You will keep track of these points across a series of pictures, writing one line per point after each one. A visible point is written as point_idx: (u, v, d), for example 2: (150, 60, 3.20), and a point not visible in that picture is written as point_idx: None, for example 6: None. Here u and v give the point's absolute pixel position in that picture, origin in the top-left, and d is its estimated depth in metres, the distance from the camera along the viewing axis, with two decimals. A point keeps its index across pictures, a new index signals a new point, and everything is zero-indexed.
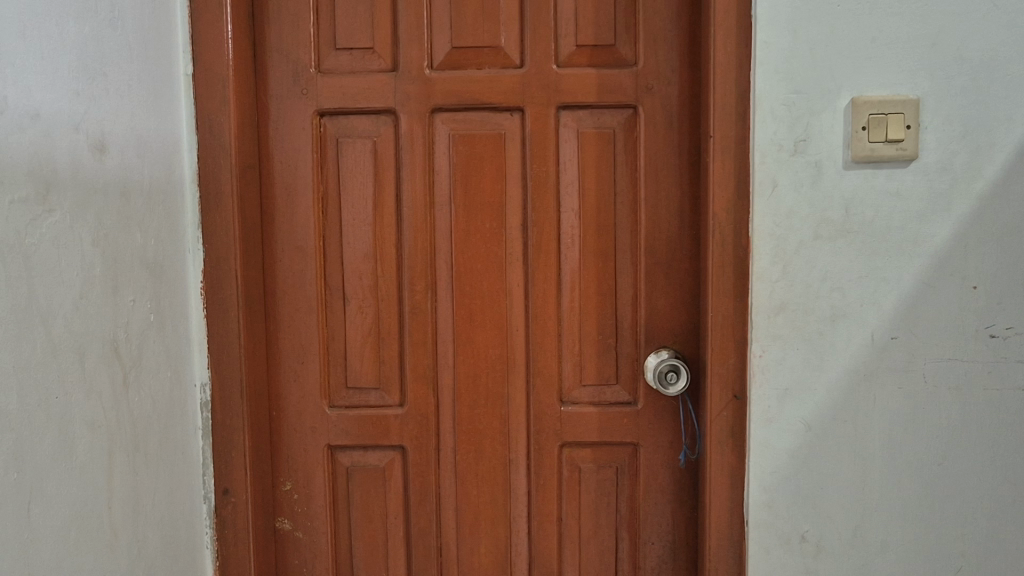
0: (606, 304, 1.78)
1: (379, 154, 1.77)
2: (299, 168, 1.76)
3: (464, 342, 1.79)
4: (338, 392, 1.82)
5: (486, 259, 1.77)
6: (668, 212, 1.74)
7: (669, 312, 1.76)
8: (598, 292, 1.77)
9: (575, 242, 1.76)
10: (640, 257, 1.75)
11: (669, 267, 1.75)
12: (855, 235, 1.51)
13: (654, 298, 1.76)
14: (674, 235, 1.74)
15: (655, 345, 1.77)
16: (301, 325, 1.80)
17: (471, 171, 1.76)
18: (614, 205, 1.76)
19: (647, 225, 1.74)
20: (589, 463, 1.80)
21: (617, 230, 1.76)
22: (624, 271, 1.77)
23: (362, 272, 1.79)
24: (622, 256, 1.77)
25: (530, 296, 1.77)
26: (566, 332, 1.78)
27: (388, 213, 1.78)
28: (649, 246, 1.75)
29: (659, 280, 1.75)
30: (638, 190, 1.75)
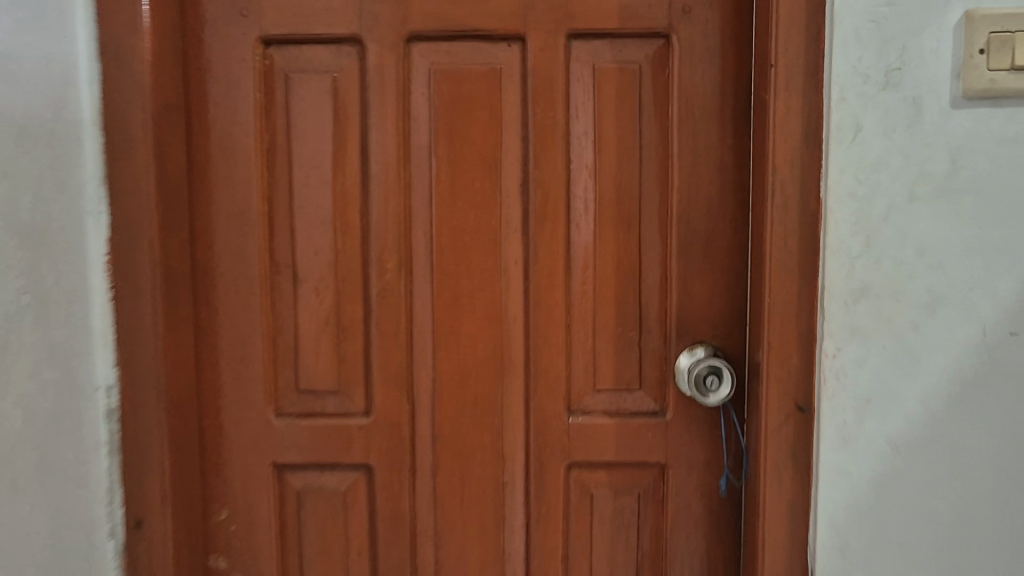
0: (627, 288, 1.40)
1: (340, 95, 1.39)
2: (238, 111, 1.39)
3: (447, 334, 1.41)
4: (288, 396, 1.44)
5: (475, 230, 1.40)
6: (707, 171, 1.36)
7: (707, 298, 1.39)
8: (617, 273, 1.40)
9: (589, 210, 1.39)
10: (671, 228, 1.38)
11: (707, 242, 1.38)
12: (964, 195, 1.13)
13: (687, 281, 1.39)
14: (715, 200, 1.37)
15: (688, 340, 1.40)
16: (241, 311, 1.42)
17: (457, 117, 1.38)
18: (639, 162, 1.38)
19: (680, 188, 1.37)
20: (606, 488, 1.43)
21: (642, 194, 1.39)
22: (651, 246, 1.39)
23: (319, 244, 1.41)
24: (648, 228, 1.39)
25: (530, 277, 1.40)
26: (576, 324, 1.41)
27: (352, 170, 1.40)
28: (681, 214, 1.37)
29: (693, 258, 1.38)
30: (668, 144, 1.37)
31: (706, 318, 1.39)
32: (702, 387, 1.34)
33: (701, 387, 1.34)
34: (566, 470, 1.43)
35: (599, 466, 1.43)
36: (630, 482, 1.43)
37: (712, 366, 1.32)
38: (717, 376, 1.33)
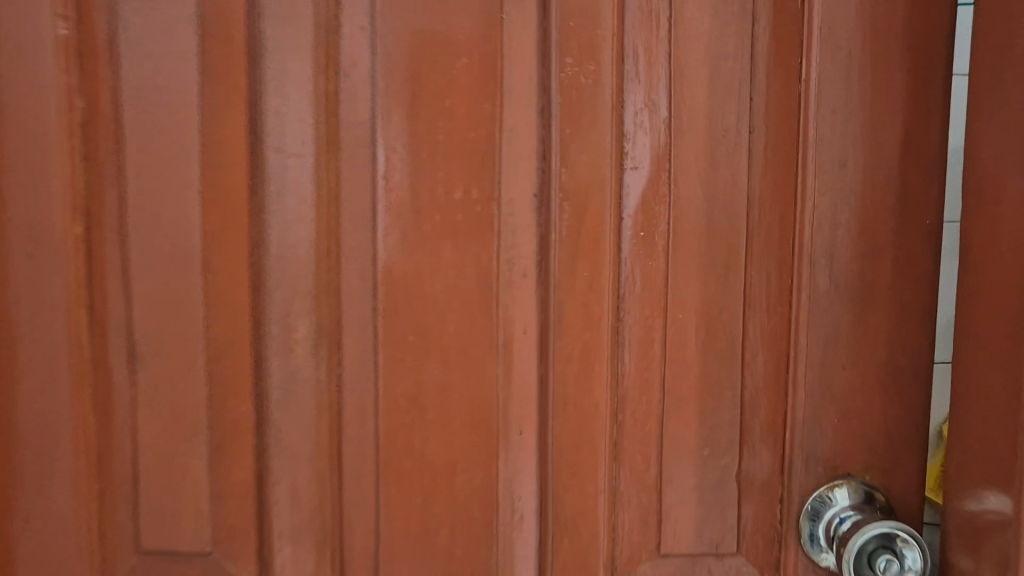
0: (721, 376, 0.81)
1: (213, 25, 0.77)
2: (25, 53, 0.76)
3: (404, 458, 0.81)
4: (121, 558, 0.82)
5: (461, 278, 0.79)
6: (867, 171, 0.79)
7: (860, 392, 0.81)
8: (704, 351, 0.81)
9: (665, 240, 0.80)
10: (802, 272, 0.79)
11: (863, 295, 0.80)
12: None
13: (829, 364, 0.80)
14: (873, 222, 0.79)
15: (820, 470, 0.82)
16: (37, 414, 0.80)
17: (424, 71, 0.77)
18: (744, 158, 0.79)
19: (819, 202, 0.79)
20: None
21: (747, 215, 0.80)
22: (759, 304, 0.81)
23: (175, 296, 0.79)
24: (758, 273, 0.80)
25: (553, 358, 0.80)
26: (628, 438, 0.82)
27: (236, 165, 0.78)
28: (819, 247, 0.79)
29: (842, 322, 0.80)
30: (804, 126, 0.78)
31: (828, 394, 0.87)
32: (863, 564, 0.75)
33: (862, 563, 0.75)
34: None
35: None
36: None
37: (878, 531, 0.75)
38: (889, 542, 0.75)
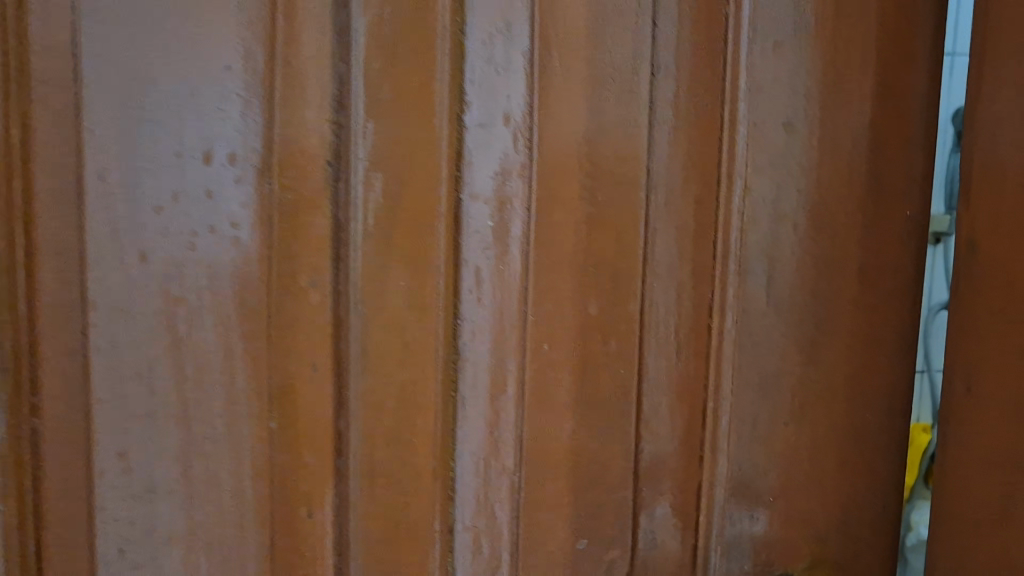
0: (612, 435, 0.56)
1: None
2: None
3: (134, 562, 0.51)
4: None
5: (211, 285, 0.50)
6: (823, 159, 0.57)
7: (804, 459, 0.60)
8: (587, 398, 0.56)
9: (536, 235, 0.53)
10: (725, 294, 0.57)
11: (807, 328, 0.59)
12: None
13: (759, 420, 0.59)
14: (823, 230, 0.58)
15: (747, 565, 0.60)
16: None
17: None
18: (648, 121, 0.54)
19: (760, 200, 0.56)
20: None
21: (650, 204, 0.55)
22: (669, 335, 0.56)
23: None
24: (661, 286, 0.56)
25: (360, 410, 0.53)
26: (474, 524, 0.55)
27: None
28: (751, 262, 0.57)
29: (786, 366, 0.59)
30: (735, 84, 0.55)
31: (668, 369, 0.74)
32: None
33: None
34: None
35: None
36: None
37: None
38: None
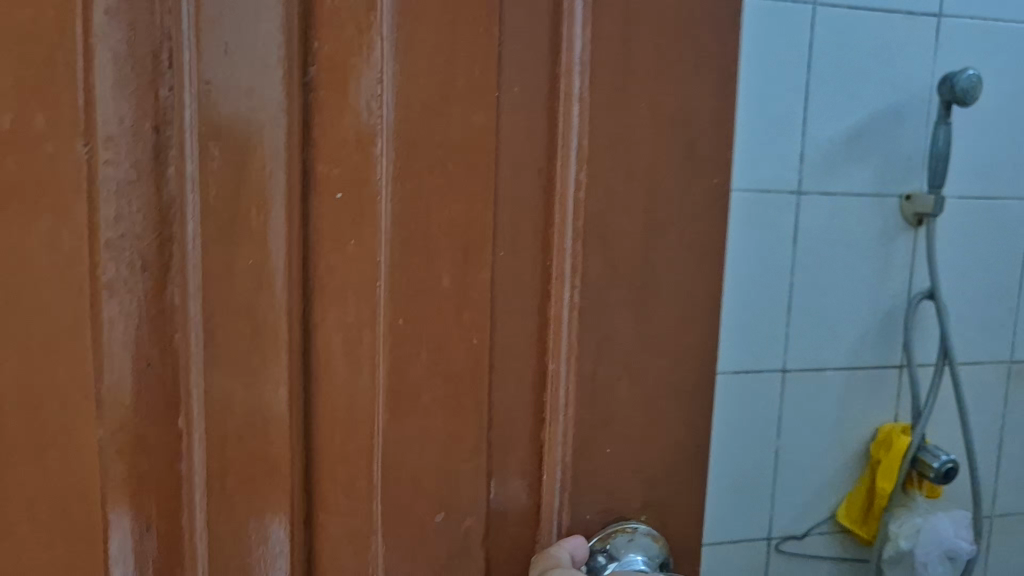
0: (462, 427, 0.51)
1: None
2: None
3: None
4: None
5: (43, 271, 0.43)
6: (642, 109, 0.49)
7: (637, 439, 0.54)
8: (446, 386, 0.50)
9: (386, 200, 0.47)
10: (565, 266, 0.50)
11: (639, 299, 0.52)
12: None
13: (600, 401, 0.53)
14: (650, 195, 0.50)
15: (589, 518, 0.54)
16: None
17: None
18: (484, 86, 0.47)
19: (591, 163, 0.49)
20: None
21: (497, 170, 0.48)
22: (516, 312, 0.51)
23: None
24: (506, 260, 0.50)
25: (200, 406, 0.47)
26: (333, 522, 0.51)
27: None
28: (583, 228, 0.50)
29: (619, 345, 0.52)
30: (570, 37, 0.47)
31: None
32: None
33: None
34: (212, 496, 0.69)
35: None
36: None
37: None
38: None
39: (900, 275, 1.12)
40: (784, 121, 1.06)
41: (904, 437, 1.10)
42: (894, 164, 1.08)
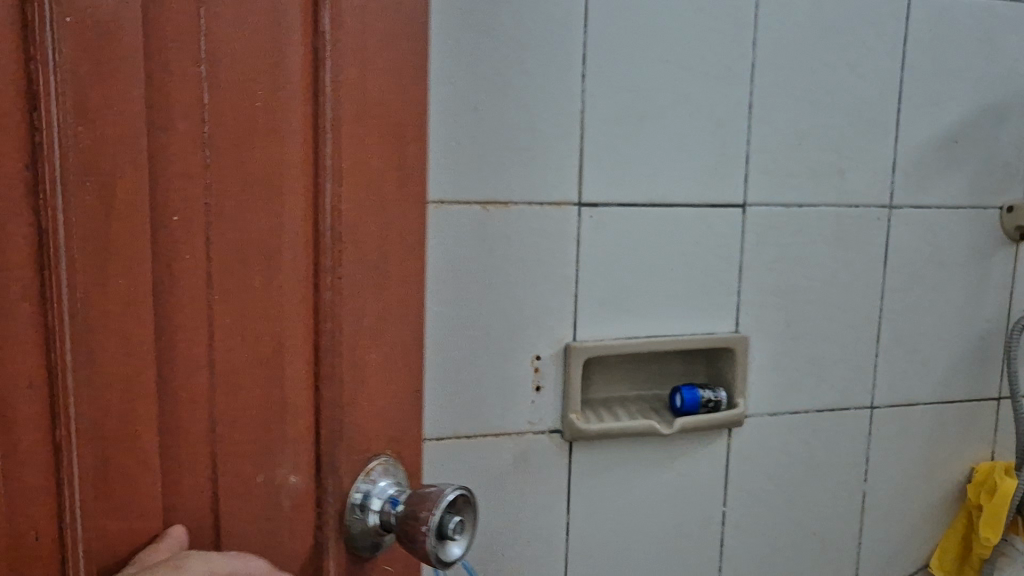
0: (267, 415, 0.53)
1: None
2: None
3: None
4: None
5: None
6: (365, 100, 0.53)
7: (394, 396, 0.58)
8: (263, 381, 0.53)
9: (198, 206, 0.49)
10: (329, 257, 0.53)
11: (370, 273, 0.55)
12: (858, 171, 0.85)
13: (359, 379, 0.56)
14: (378, 176, 0.54)
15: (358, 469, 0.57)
16: None
17: None
18: (269, 98, 0.50)
19: (337, 156, 0.52)
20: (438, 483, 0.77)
21: (282, 171, 0.51)
22: (295, 304, 0.53)
23: None
24: (297, 258, 0.52)
25: (90, 434, 0.49)
26: (183, 517, 0.53)
27: None
28: (352, 223, 0.53)
29: (364, 322, 0.55)
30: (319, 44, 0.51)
31: (600, 338, 0.80)
32: (406, 541, 0.55)
33: (411, 538, 0.54)
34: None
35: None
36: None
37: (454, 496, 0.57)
38: (458, 500, 0.56)
39: (993, 297, 0.91)
40: (833, 96, 0.83)
41: (1008, 480, 0.88)
42: (984, 167, 0.89)
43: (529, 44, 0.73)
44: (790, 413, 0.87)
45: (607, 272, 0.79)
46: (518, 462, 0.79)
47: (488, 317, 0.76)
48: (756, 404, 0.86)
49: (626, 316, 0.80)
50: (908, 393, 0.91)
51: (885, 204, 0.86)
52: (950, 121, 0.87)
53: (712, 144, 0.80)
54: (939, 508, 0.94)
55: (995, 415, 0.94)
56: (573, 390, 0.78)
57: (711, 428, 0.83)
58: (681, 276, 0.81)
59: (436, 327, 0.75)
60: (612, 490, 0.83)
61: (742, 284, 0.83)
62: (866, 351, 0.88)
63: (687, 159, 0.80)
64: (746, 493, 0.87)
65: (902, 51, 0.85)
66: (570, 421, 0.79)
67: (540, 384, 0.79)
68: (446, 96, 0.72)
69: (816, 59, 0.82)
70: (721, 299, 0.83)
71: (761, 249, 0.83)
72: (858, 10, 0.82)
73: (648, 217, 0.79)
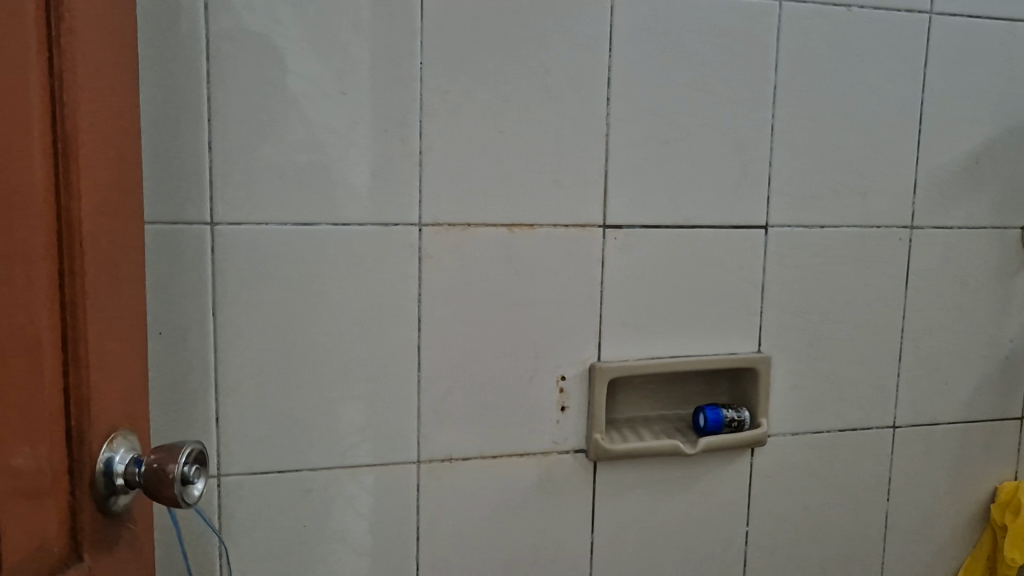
0: (28, 407, 0.48)
1: None
2: None
3: None
4: None
5: None
6: (104, 89, 0.52)
7: (125, 407, 0.55)
8: (23, 353, 0.47)
9: None
10: (84, 282, 0.50)
11: (111, 261, 0.53)
12: (880, 192, 0.86)
13: (105, 411, 0.53)
14: (123, 177, 0.54)
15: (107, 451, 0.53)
16: None
17: None
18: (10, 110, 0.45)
19: (90, 134, 0.51)
20: (462, 502, 0.78)
21: (30, 186, 0.47)
22: (49, 333, 0.49)
23: None
24: (42, 229, 0.48)
25: None
26: None
27: None
28: (97, 207, 0.52)
29: (110, 313, 0.53)
30: (55, 8, 0.47)
31: (624, 359, 0.81)
32: (156, 494, 0.53)
33: (161, 489, 0.52)
34: (271, 553, 0.74)
35: (398, 469, 0.76)
36: (421, 542, 0.78)
37: (193, 453, 0.54)
38: (195, 454, 0.55)
39: (1016, 318, 0.92)
40: (856, 120, 0.84)
41: None
42: (1006, 189, 0.89)
43: (555, 70, 0.75)
44: (812, 433, 0.88)
45: (631, 293, 0.80)
46: (542, 481, 0.80)
47: (511, 338, 0.77)
48: (779, 424, 0.86)
49: (652, 337, 0.81)
50: (932, 415, 0.91)
51: (907, 225, 0.87)
52: (971, 144, 0.88)
53: (735, 166, 0.81)
54: (963, 529, 0.94)
55: (1018, 435, 0.94)
56: (597, 410, 0.79)
57: (734, 448, 0.84)
58: (703, 297, 0.82)
59: (460, 348, 0.76)
60: (635, 509, 0.83)
61: (764, 305, 0.84)
62: (887, 371, 0.89)
63: (711, 181, 0.81)
64: (768, 514, 0.88)
65: (923, 74, 0.85)
66: (594, 441, 0.79)
67: (565, 404, 0.80)
68: (474, 120, 0.73)
69: (838, 82, 0.83)
70: (745, 320, 0.84)
71: (783, 270, 0.84)
72: (880, 33, 0.83)
73: (672, 240, 0.80)
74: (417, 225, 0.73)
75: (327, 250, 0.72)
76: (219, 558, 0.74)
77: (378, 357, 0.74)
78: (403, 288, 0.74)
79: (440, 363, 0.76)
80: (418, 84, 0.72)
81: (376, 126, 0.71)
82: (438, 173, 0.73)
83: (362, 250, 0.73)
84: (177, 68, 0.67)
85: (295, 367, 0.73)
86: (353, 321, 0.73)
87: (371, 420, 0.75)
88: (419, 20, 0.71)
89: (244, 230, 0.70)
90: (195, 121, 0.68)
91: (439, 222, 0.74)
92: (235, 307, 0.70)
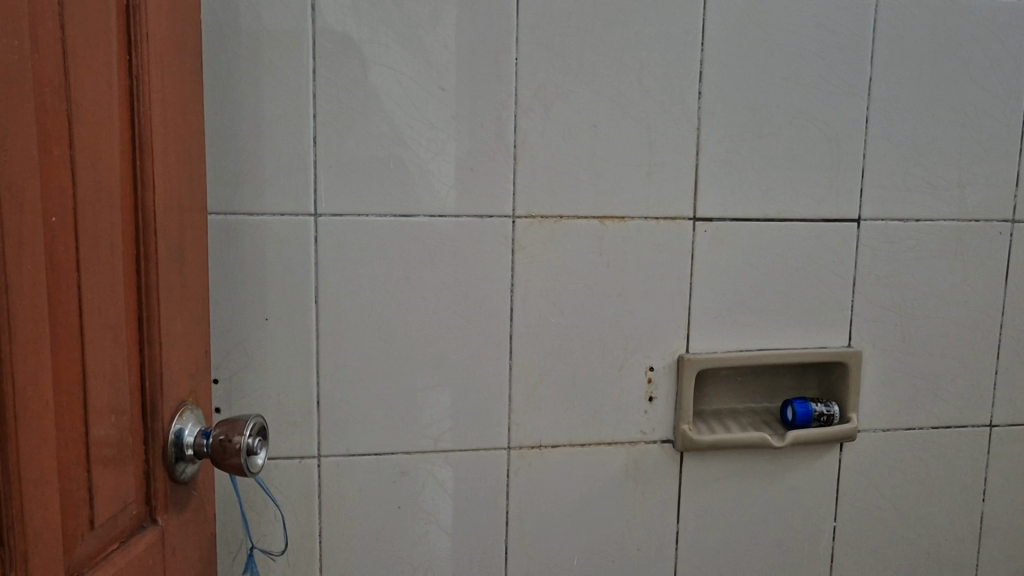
0: (118, 382, 0.52)
1: None
2: None
3: None
4: None
5: None
6: (169, 91, 0.57)
7: (184, 380, 0.60)
8: (114, 336, 0.51)
9: (74, 158, 0.47)
10: (156, 270, 0.55)
11: (175, 248, 0.58)
12: (981, 186, 0.84)
13: (172, 388, 0.58)
14: (185, 176, 0.60)
15: (178, 424, 0.58)
16: None
17: None
18: (104, 113, 0.50)
19: (160, 132, 0.55)
20: (550, 488, 0.80)
21: (118, 180, 0.51)
22: (129, 316, 0.53)
23: None
24: (125, 221, 0.52)
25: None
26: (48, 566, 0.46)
27: None
28: (167, 202, 0.57)
29: (176, 295, 0.58)
30: (135, 19, 0.52)
31: (713, 351, 0.81)
32: (222, 463, 0.58)
33: (227, 458, 0.57)
34: (367, 530, 0.78)
35: (488, 454, 0.79)
36: (509, 526, 0.80)
37: (258, 429, 0.60)
38: (257, 428, 0.60)
39: None
40: (956, 111, 0.82)
41: None
42: None
43: (648, 63, 0.76)
44: (905, 430, 0.86)
45: (720, 285, 0.80)
46: (629, 469, 0.81)
47: (599, 329, 0.79)
48: (870, 419, 0.86)
49: (741, 330, 0.81)
50: None
51: (1008, 218, 0.85)
52: None
53: (828, 158, 0.80)
54: None
55: None
56: (686, 401, 0.80)
57: (822, 442, 0.84)
58: (793, 290, 0.82)
59: (550, 337, 0.78)
60: (722, 501, 0.84)
61: (856, 299, 0.83)
62: (985, 368, 0.87)
63: (804, 174, 0.80)
64: (858, 509, 0.87)
65: None
66: (682, 431, 0.80)
67: (654, 394, 0.81)
68: (567, 115, 0.75)
69: (938, 72, 0.81)
70: (837, 314, 0.83)
71: (877, 264, 0.83)
72: (983, 22, 0.81)
73: (763, 232, 0.80)
74: (511, 217, 0.75)
75: (423, 241, 0.74)
76: (319, 534, 0.77)
77: (469, 345, 0.77)
78: (496, 278, 0.76)
79: (530, 352, 0.78)
80: (513, 79, 0.73)
81: (469, 120, 0.73)
82: (531, 165, 0.75)
83: (456, 242, 0.75)
84: (284, 66, 0.70)
85: (392, 353, 0.75)
86: (447, 309, 0.76)
87: (462, 405, 0.77)
88: (515, 16, 0.73)
89: (345, 221, 0.73)
90: (301, 116, 0.71)
91: (532, 214, 0.76)
92: (335, 295, 0.74)
